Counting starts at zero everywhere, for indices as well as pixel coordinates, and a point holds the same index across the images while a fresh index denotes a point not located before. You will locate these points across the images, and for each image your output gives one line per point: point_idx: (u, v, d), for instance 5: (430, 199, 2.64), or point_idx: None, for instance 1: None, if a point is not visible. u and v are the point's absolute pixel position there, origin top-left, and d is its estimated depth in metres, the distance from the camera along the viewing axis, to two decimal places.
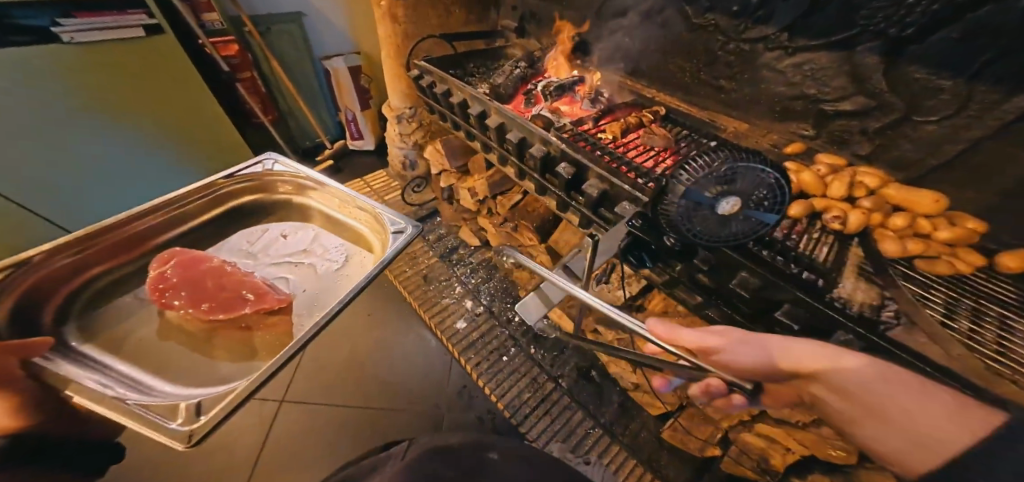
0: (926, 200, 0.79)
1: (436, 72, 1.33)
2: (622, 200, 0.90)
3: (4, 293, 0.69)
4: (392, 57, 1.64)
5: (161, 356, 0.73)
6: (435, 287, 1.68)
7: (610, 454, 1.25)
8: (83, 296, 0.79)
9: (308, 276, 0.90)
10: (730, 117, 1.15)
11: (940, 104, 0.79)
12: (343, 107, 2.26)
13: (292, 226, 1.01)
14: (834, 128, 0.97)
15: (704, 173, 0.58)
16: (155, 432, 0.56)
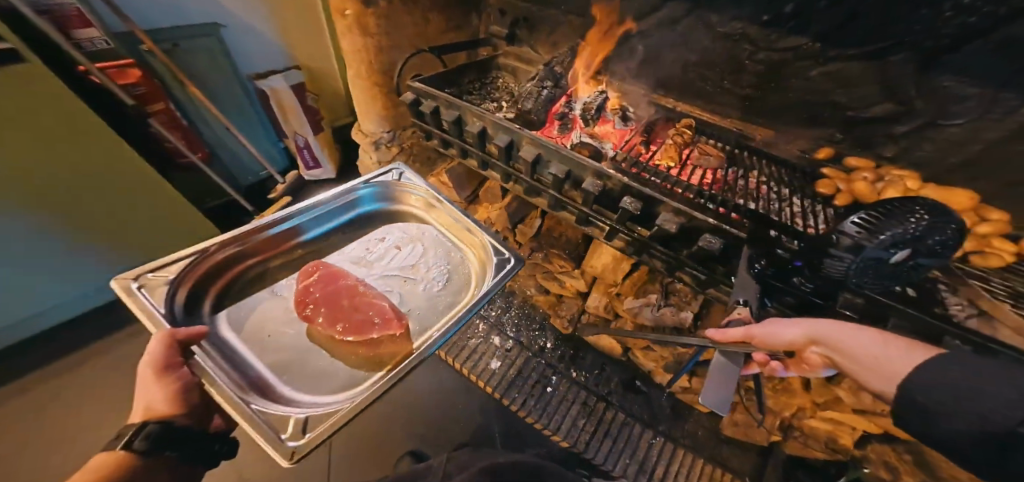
0: (963, 198, 0.89)
1: (439, 95, 1.12)
2: (704, 232, 0.86)
3: (174, 281, 0.75)
4: (365, 74, 1.38)
5: (297, 360, 0.74)
6: (457, 328, 1.51)
7: (679, 461, 1.19)
8: (227, 288, 0.83)
9: (411, 289, 0.91)
10: (755, 124, 1.19)
11: (964, 110, 0.86)
12: (291, 132, 1.89)
13: (404, 233, 1.04)
14: (860, 133, 1.04)
15: (869, 224, 0.54)
16: (262, 442, 0.56)
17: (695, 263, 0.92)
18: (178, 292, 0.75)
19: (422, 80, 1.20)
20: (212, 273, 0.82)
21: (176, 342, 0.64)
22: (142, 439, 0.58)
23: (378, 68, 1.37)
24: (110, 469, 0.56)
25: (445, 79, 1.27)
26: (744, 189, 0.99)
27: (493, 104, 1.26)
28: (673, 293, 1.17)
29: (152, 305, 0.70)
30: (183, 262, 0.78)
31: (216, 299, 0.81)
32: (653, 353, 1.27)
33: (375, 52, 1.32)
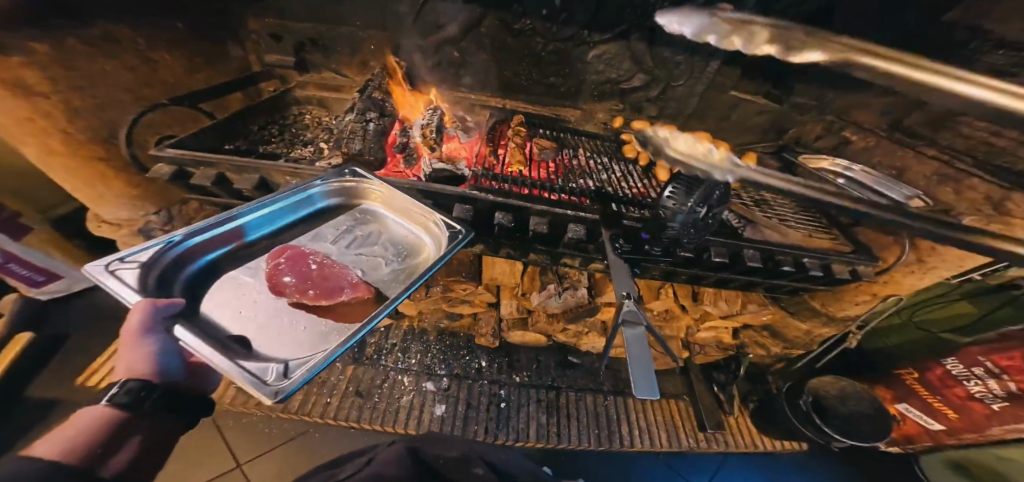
0: None
1: (214, 159, 0.82)
2: (568, 223, 0.96)
3: (148, 265, 0.58)
4: (59, 145, 0.89)
5: (275, 321, 0.62)
6: (381, 395, 1.30)
7: (632, 406, 1.44)
8: (202, 278, 0.65)
9: (371, 267, 0.75)
10: (566, 107, 1.38)
11: (681, 73, 1.25)
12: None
13: (349, 218, 0.84)
14: (633, 99, 1.34)
15: (680, 194, 0.75)
16: (243, 383, 0.46)
17: (572, 250, 1.04)
18: (154, 276, 0.58)
19: (176, 143, 0.84)
20: (188, 259, 0.64)
21: (159, 310, 0.53)
22: (124, 394, 0.55)
23: (88, 138, 0.91)
24: (96, 426, 0.54)
25: (216, 134, 0.95)
26: (582, 170, 1.14)
27: (309, 149, 1.05)
28: (567, 277, 1.30)
29: (127, 287, 0.54)
30: (156, 246, 0.60)
31: (190, 289, 0.62)
32: (571, 330, 1.41)
33: (62, 117, 0.85)
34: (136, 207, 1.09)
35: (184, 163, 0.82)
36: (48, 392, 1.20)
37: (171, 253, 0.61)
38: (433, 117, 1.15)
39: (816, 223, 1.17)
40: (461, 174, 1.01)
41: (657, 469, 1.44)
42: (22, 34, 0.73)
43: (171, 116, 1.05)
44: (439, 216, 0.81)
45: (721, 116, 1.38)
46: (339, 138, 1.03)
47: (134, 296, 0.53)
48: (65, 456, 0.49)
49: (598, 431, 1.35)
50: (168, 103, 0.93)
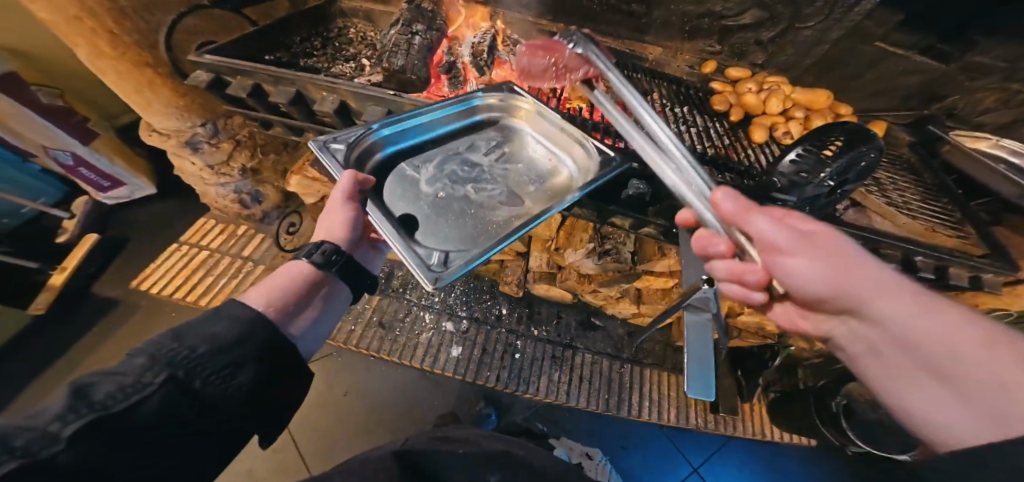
0: (821, 97, 1.03)
1: (253, 68, 0.77)
2: (630, 178, 0.86)
3: (349, 146, 0.64)
4: (107, 47, 0.80)
5: (439, 211, 0.65)
6: (403, 329, 1.36)
7: (647, 376, 1.38)
8: (386, 164, 0.70)
9: (517, 185, 0.73)
10: (645, 43, 1.14)
11: (815, 11, 0.94)
12: (40, 147, 1.21)
13: (500, 133, 0.81)
14: (734, 41, 1.08)
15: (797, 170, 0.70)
16: (407, 261, 0.51)
17: (628, 210, 0.94)
18: (352, 156, 0.64)
19: (214, 49, 0.79)
20: (379, 144, 0.69)
21: (358, 182, 0.59)
22: (319, 255, 0.60)
23: (136, 41, 0.82)
24: (294, 280, 0.57)
25: (259, 40, 0.88)
26: None
27: (350, 66, 0.94)
28: (607, 238, 1.23)
29: (335, 160, 0.61)
30: (357, 132, 0.66)
31: (376, 175, 0.68)
32: (604, 293, 1.32)
33: (109, 17, 0.77)
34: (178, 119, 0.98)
35: (222, 68, 0.77)
36: (137, 271, 1.38)
37: (368, 135, 0.67)
38: (486, 34, 1.02)
39: (944, 216, 0.90)
40: None
41: (657, 440, 1.43)
42: None
43: (222, 27, 0.98)
44: (591, 141, 0.77)
45: (850, 73, 1.08)
46: (378, 54, 0.94)
47: (338, 170, 0.60)
48: (266, 306, 0.51)
49: (609, 395, 1.34)
50: (210, 5, 0.90)
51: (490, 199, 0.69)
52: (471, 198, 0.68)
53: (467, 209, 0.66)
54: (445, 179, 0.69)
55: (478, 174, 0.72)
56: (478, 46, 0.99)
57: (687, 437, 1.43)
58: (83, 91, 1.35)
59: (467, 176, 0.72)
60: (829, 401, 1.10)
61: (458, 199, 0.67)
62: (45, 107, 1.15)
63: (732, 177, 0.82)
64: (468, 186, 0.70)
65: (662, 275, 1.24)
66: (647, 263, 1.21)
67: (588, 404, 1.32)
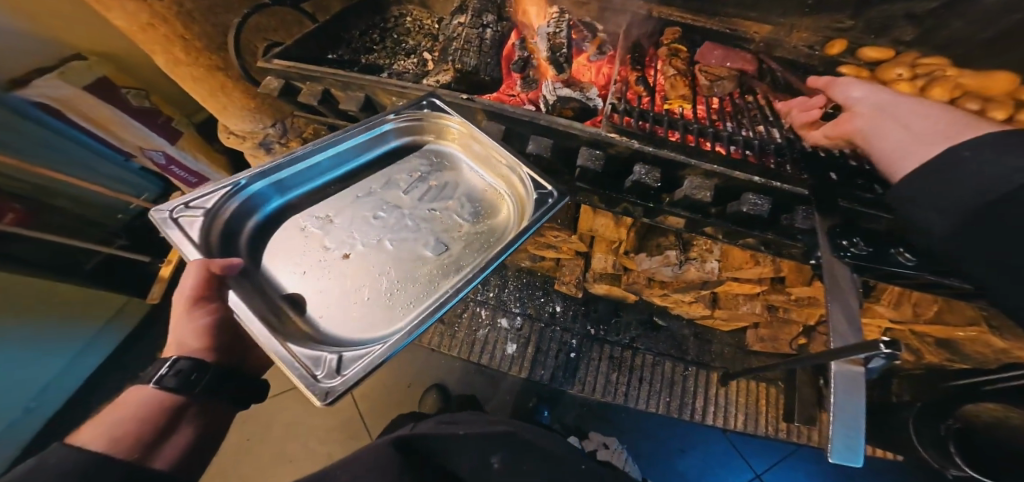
0: (1004, 81, 0.77)
1: (321, 73, 0.74)
2: (744, 191, 0.72)
3: (212, 212, 0.57)
4: (182, 54, 0.85)
5: (345, 281, 0.61)
6: (460, 324, 1.35)
7: (714, 384, 1.26)
8: (268, 229, 0.64)
9: (445, 229, 0.69)
10: (749, 20, 0.97)
11: None
12: (138, 149, 1.31)
13: (425, 162, 0.76)
14: (874, 15, 0.89)
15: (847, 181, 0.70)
16: (290, 367, 0.45)
17: (730, 224, 0.80)
18: (219, 226, 0.58)
19: (280, 53, 0.77)
20: (255, 205, 0.63)
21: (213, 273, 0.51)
22: (173, 376, 0.54)
23: (206, 45, 0.85)
24: (145, 408, 0.54)
25: (317, 41, 0.84)
26: (764, 114, 0.84)
27: (411, 61, 0.91)
28: (691, 246, 1.11)
29: (189, 236, 0.54)
30: (220, 193, 0.59)
31: (253, 245, 0.62)
32: (676, 298, 1.19)
33: (178, 22, 0.79)
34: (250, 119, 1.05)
35: (288, 75, 0.76)
36: None
37: (236, 198, 0.60)
38: (556, 23, 0.93)
39: None
40: (591, 107, 0.80)
41: (717, 447, 1.35)
42: None
43: (280, 22, 0.96)
44: (525, 171, 0.69)
45: None
46: (442, 50, 0.88)
47: (193, 250, 0.53)
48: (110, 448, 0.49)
49: (670, 399, 1.26)
50: (269, 5, 0.83)
51: (410, 253, 0.65)
52: (385, 254, 0.64)
53: (383, 267, 0.63)
54: (360, 235, 0.66)
55: (395, 222, 0.68)
56: (552, 39, 0.90)
57: (751, 442, 1.35)
58: (167, 90, 1.43)
59: (383, 224, 0.68)
60: (936, 424, 0.82)
61: (369, 254, 0.64)
62: (135, 108, 1.24)
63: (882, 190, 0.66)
64: (385, 237, 0.66)
65: (748, 282, 1.09)
66: (736, 274, 1.06)
67: (646, 407, 1.27)
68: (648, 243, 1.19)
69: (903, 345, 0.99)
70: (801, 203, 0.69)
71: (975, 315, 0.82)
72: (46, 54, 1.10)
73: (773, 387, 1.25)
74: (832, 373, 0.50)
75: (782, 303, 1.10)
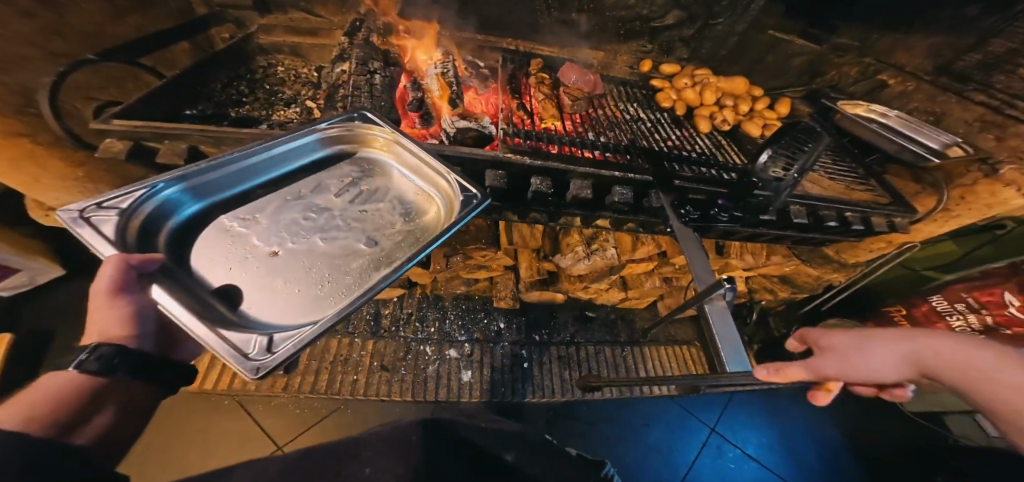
0: (739, 85, 1.29)
1: (184, 130, 0.68)
2: (613, 185, 0.92)
3: (128, 213, 0.49)
4: None
5: (275, 277, 0.56)
6: (407, 367, 1.24)
7: (649, 355, 1.45)
8: (190, 230, 0.57)
9: (377, 228, 0.67)
10: (587, 48, 1.27)
11: (722, 8, 1.17)
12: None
13: (356, 168, 0.74)
14: (663, 39, 1.26)
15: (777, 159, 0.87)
16: (213, 346, 0.41)
17: (614, 214, 0.97)
18: (137, 224, 0.50)
19: (121, 111, 0.69)
20: (169, 210, 0.55)
21: (134, 268, 0.46)
22: (94, 361, 0.45)
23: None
24: (62, 395, 0.44)
25: (170, 95, 0.81)
26: (611, 121, 1.09)
27: (294, 110, 0.93)
28: (593, 239, 1.26)
29: (101, 232, 0.46)
30: (135, 189, 0.51)
31: (176, 249, 0.54)
32: (593, 287, 1.33)
33: None
34: (81, 190, 0.97)
35: (141, 134, 0.69)
36: None
37: (155, 198, 0.53)
38: (442, 64, 1.02)
39: (853, 174, 1.21)
40: (486, 133, 0.88)
41: (672, 409, 1.49)
42: None
43: (111, 76, 0.90)
44: (454, 176, 0.69)
45: (755, 60, 1.37)
46: (333, 91, 0.90)
47: (110, 249, 0.45)
48: (28, 426, 0.40)
49: (620, 381, 1.38)
50: (96, 59, 0.77)
51: (343, 249, 0.62)
52: (316, 251, 0.61)
53: (315, 262, 0.59)
54: (288, 232, 0.62)
55: (325, 222, 0.65)
56: (433, 75, 1.00)
57: (697, 401, 1.52)
58: None
59: (311, 225, 0.64)
60: (808, 343, 1.26)
61: (301, 252, 0.60)
62: None
63: (695, 169, 0.99)
64: (314, 236, 0.63)
65: (644, 261, 1.28)
66: (633, 258, 1.27)
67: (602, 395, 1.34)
68: (560, 243, 1.31)
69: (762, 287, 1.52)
70: (652, 187, 0.93)
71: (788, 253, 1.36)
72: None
73: (692, 347, 1.51)
74: (706, 309, 0.71)
75: (671, 270, 1.36)
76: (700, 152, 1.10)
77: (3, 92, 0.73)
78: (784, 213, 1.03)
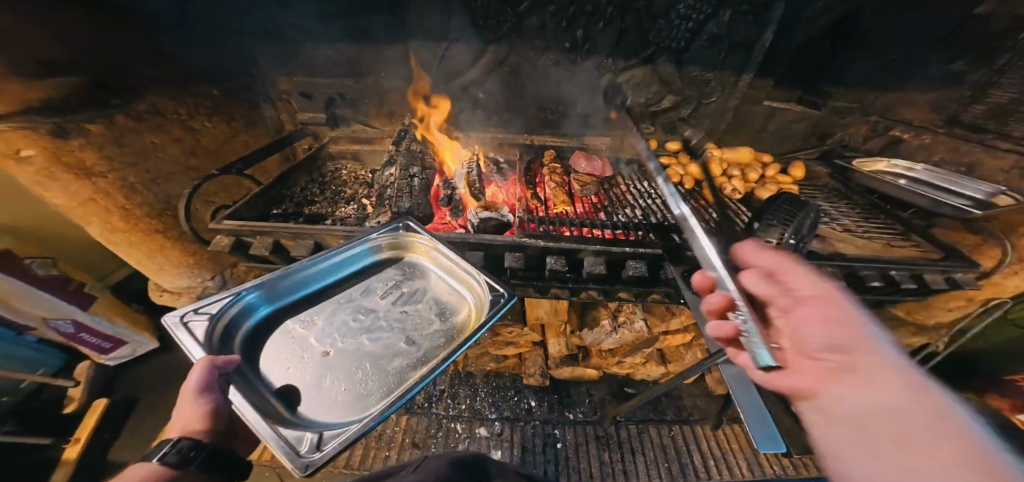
0: (746, 154, 1.36)
1: (274, 228, 0.92)
2: (625, 259, 0.96)
3: (217, 317, 0.59)
4: (118, 220, 1.06)
5: (325, 376, 0.62)
6: (437, 444, 1.23)
7: (703, 434, 1.33)
8: (262, 330, 0.66)
9: (416, 328, 0.73)
10: (596, 135, 1.47)
11: (713, 90, 1.33)
12: (39, 320, 1.21)
13: (399, 271, 0.84)
14: (663, 120, 1.43)
15: (763, 235, 0.90)
16: (271, 443, 0.44)
17: (631, 287, 0.99)
18: (222, 327, 0.60)
19: (229, 216, 0.95)
20: (245, 314, 0.65)
21: (217, 367, 0.52)
22: (174, 455, 0.47)
23: (145, 211, 1.09)
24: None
25: (265, 199, 1.07)
26: (623, 199, 1.19)
27: (353, 207, 1.16)
28: (619, 311, 1.25)
29: (194, 337, 0.55)
30: (224, 299, 0.62)
31: (247, 349, 0.62)
32: (633, 361, 1.31)
33: (119, 194, 1.02)
34: (187, 274, 1.25)
35: (238, 234, 0.93)
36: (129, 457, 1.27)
37: (237, 304, 0.63)
38: (470, 165, 1.23)
39: (891, 229, 1.18)
40: (506, 220, 1.01)
41: None
42: (77, 119, 0.91)
43: (231, 190, 1.27)
44: (484, 276, 0.76)
45: (757, 128, 1.46)
46: (382, 195, 1.10)
47: (198, 351, 0.54)
48: None
49: (668, 464, 1.25)
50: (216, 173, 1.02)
51: (386, 349, 0.68)
52: (362, 352, 0.67)
53: (361, 362, 0.65)
54: (338, 334, 0.69)
55: (371, 323, 0.72)
56: (462, 175, 1.20)
57: None
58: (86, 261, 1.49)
59: (359, 325, 0.71)
60: None
61: (349, 352, 0.66)
62: (40, 278, 1.15)
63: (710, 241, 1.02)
64: (361, 337, 0.70)
65: (679, 332, 1.28)
66: (666, 330, 1.27)
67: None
68: (587, 318, 1.32)
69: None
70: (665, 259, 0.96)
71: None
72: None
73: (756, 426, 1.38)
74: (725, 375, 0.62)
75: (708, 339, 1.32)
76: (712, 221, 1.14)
77: (156, 199, 1.11)
78: (816, 277, 1.01)
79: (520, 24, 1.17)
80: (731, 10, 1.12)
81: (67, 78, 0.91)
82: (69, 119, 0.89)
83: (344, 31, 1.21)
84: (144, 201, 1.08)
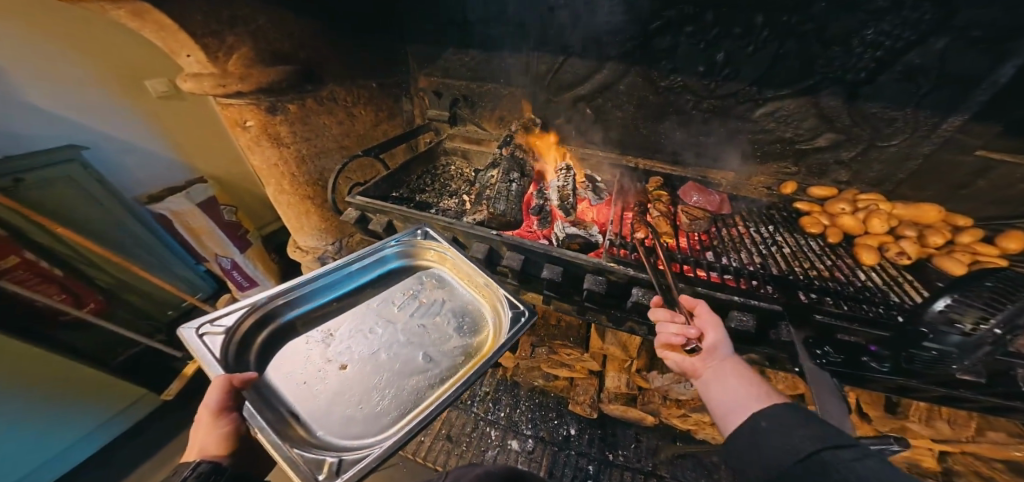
0: (931, 213, 1.04)
1: (389, 209, 1.08)
2: (729, 309, 0.85)
3: (230, 331, 0.67)
4: (288, 186, 1.38)
5: (342, 389, 0.68)
6: (468, 444, 1.31)
7: None
8: (277, 340, 0.74)
9: (432, 342, 0.78)
10: (715, 167, 1.32)
11: (896, 131, 1.05)
12: (213, 255, 1.76)
13: (417, 282, 0.90)
14: (811, 161, 1.20)
15: (963, 305, 0.60)
16: (288, 463, 0.52)
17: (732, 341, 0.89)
18: (236, 339, 0.68)
19: (361, 192, 1.14)
20: (266, 323, 0.73)
21: (232, 387, 0.60)
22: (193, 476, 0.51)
23: (306, 179, 1.39)
24: None
25: (390, 182, 1.26)
26: (735, 242, 1.05)
27: (454, 201, 1.27)
28: None
29: (211, 352, 0.63)
30: (240, 311, 0.70)
31: (263, 360, 0.70)
32: (695, 419, 1.16)
33: (294, 163, 1.33)
34: (321, 233, 1.56)
35: (364, 208, 1.11)
36: None
37: (253, 315, 0.71)
38: (565, 179, 1.25)
39: None
40: (592, 241, 1.00)
41: None
42: (283, 99, 1.21)
43: (366, 171, 1.52)
44: (503, 292, 0.83)
45: (957, 183, 1.07)
46: (478, 198, 1.19)
47: (217, 367, 0.62)
48: None
49: None
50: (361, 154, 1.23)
51: (402, 365, 0.73)
52: (377, 365, 0.73)
53: (375, 376, 0.71)
54: (355, 345, 0.76)
55: (388, 336, 0.78)
56: (554, 187, 1.22)
57: None
58: (255, 210, 2.07)
59: (376, 339, 0.78)
60: None
61: (364, 363, 0.73)
62: (224, 222, 1.78)
63: (849, 307, 0.83)
64: (377, 350, 0.76)
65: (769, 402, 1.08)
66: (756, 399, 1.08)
67: None
68: (659, 361, 1.22)
69: (973, 473, 0.95)
70: (782, 318, 0.80)
71: (1022, 430, 0.92)
72: (174, 179, 1.72)
73: None
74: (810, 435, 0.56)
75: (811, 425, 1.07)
76: (859, 284, 0.92)
77: (318, 170, 1.42)
78: (1007, 379, 0.72)
79: (649, 42, 1.13)
80: (951, 35, 0.88)
81: (286, 66, 1.19)
82: (276, 98, 1.19)
83: (481, 39, 1.33)
84: (308, 170, 1.39)
